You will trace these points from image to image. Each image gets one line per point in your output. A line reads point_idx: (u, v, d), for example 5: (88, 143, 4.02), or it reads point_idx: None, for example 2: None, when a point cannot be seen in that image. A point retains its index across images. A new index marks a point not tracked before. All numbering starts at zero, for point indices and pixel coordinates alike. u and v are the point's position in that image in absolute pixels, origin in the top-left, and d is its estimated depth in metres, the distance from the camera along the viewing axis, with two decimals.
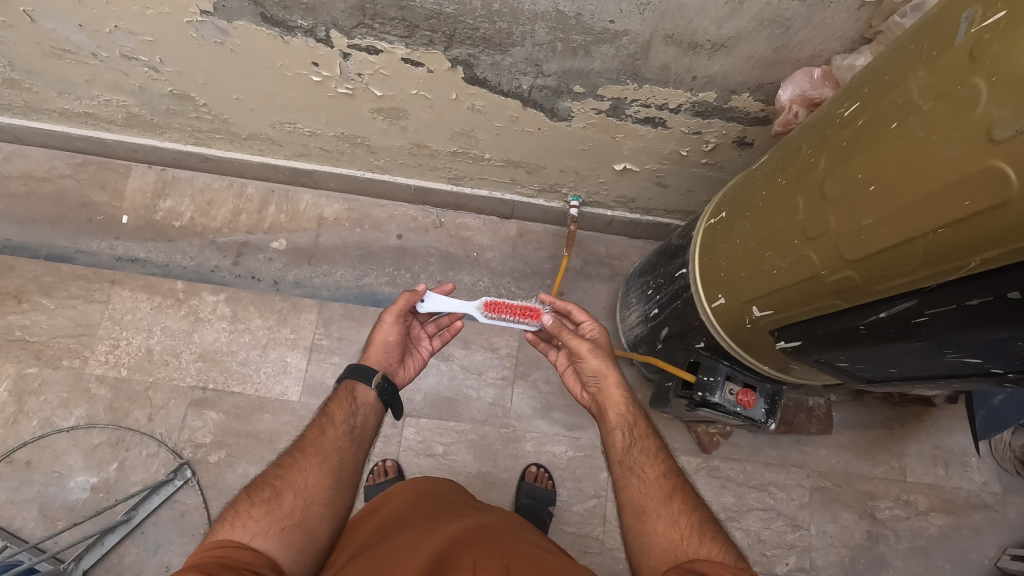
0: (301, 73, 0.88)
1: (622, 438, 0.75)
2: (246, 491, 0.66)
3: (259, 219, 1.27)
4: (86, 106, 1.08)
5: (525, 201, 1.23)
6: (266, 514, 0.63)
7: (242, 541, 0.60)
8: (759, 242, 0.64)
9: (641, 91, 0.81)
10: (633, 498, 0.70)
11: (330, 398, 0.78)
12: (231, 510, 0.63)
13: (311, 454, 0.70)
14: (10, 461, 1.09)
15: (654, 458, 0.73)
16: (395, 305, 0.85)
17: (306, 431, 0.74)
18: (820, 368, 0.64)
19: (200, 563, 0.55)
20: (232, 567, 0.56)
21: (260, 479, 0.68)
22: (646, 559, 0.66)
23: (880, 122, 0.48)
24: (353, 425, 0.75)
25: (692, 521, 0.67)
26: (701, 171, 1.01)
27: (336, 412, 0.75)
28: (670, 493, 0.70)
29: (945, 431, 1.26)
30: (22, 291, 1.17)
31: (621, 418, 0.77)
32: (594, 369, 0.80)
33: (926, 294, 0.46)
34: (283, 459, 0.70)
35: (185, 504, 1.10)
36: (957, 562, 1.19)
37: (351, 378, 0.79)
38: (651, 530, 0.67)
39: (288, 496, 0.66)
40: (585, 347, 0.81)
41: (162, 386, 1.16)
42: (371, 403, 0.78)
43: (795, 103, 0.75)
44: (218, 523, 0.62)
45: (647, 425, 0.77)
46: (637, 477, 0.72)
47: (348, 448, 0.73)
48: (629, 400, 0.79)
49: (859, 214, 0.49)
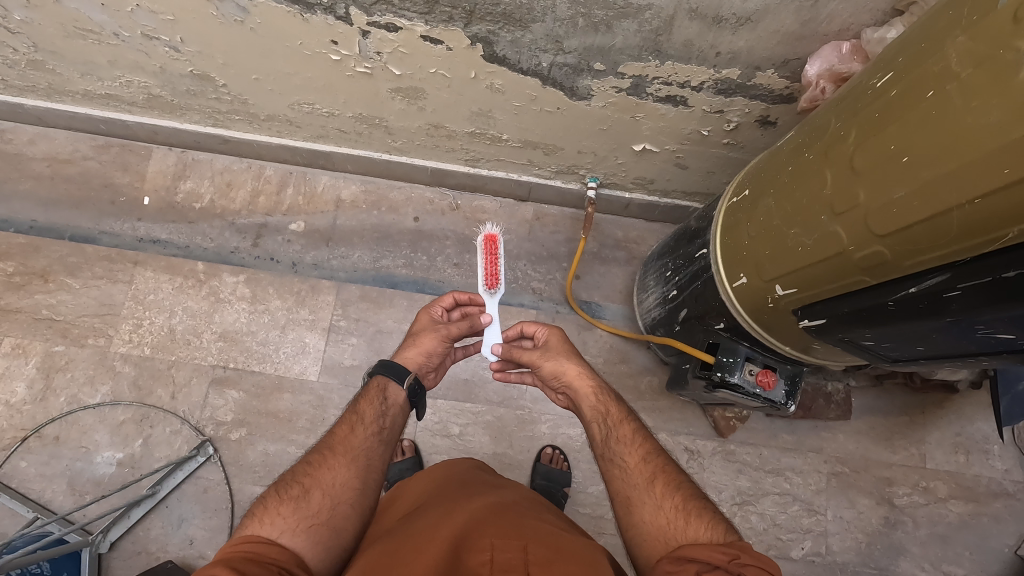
0: (321, 52, 0.88)
1: (600, 430, 0.76)
2: (275, 488, 0.67)
3: (277, 202, 1.28)
4: (108, 87, 1.09)
5: (542, 183, 1.23)
6: (295, 511, 0.64)
7: (270, 538, 0.60)
8: (784, 219, 0.63)
9: (663, 68, 0.80)
10: (620, 489, 0.71)
11: (361, 393, 0.79)
12: (260, 506, 0.64)
13: (340, 452, 0.71)
14: (39, 436, 1.12)
15: (634, 445, 0.74)
16: (453, 327, 0.86)
17: (335, 428, 0.75)
18: (844, 348, 0.63)
19: (228, 558, 0.56)
20: (258, 562, 0.56)
21: (289, 477, 0.69)
22: (639, 548, 0.66)
23: (914, 91, 0.47)
24: (383, 425, 0.75)
25: (676, 503, 0.67)
26: (723, 151, 0.99)
27: (367, 410, 0.76)
28: (652, 477, 0.70)
29: (967, 419, 1.24)
30: (48, 271, 1.20)
31: (594, 411, 0.78)
32: (552, 372, 0.83)
33: (958, 268, 0.45)
34: (312, 456, 0.71)
35: (207, 480, 1.13)
36: (976, 550, 1.18)
37: (384, 375, 0.79)
38: (640, 518, 0.67)
39: (316, 495, 0.66)
40: (537, 357, 0.84)
41: (184, 365, 1.18)
42: (400, 403, 0.79)
43: (822, 78, 0.73)
44: (247, 520, 0.63)
45: (621, 410, 0.78)
46: (618, 467, 0.73)
47: (376, 447, 0.73)
48: (599, 392, 0.80)
49: (890, 187, 0.48)
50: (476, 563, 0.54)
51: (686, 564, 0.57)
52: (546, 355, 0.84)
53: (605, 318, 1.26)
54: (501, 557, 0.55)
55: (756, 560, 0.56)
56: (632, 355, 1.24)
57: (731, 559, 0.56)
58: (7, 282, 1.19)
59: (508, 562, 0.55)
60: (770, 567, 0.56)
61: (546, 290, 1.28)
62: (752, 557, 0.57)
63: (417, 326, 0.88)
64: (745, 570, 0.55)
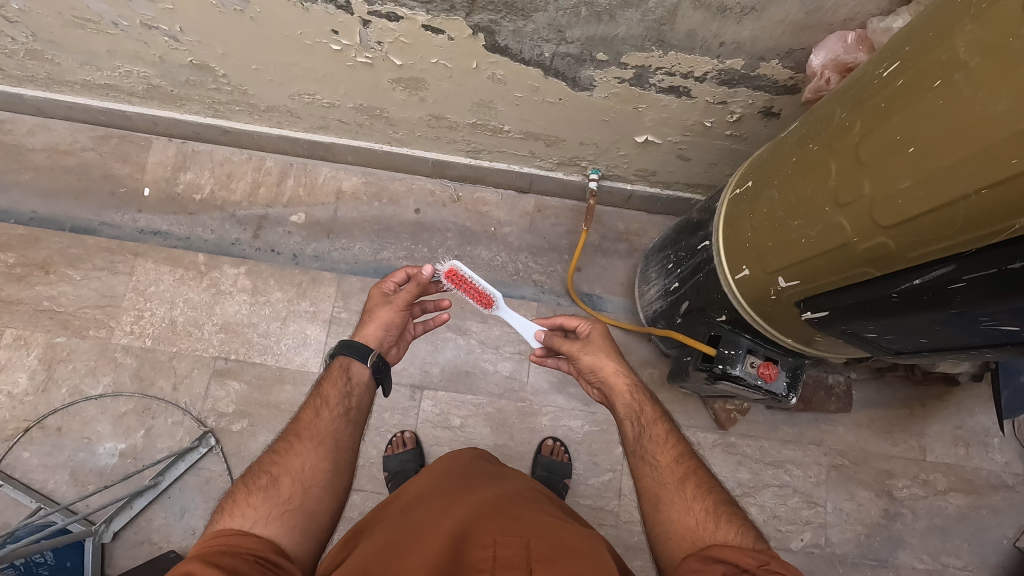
0: (321, 41, 0.87)
1: (631, 427, 0.77)
2: (243, 481, 0.67)
3: (278, 193, 1.27)
4: (107, 77, 1.08)
5: (544, 175, 1.22)
6: (265, 500, 0.64)
7: (243, 528, 0.60)
8: (788, 211, 0.63)
9: (666, 58, 0.79)
10: (648, 487, 0.71)
11: (324, 375, 0.79)
12: (230, 499, 0.64)
13: (306, 437, 0.72)
14: (42, 427, 1.13)
15: (665, 444, 0.74)
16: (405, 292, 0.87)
17: (300, 414, 0.75)
18: (847, 340, 0.63)
19: (202, 553, 0.56)
20: (232, 552, 0.57)
21: (256, 467, 0.69)
22: (663, 546, 0.67)
23: (921, 81, 0.46)
24: (348, 406, 0.76)
25: (706, 505, 0.67)
26: (726, 143, 0.99)
27: (330, 392, 0.76)
28: (682, 478, 0.71)
29: (967, 412, 1.24)
30: (49, 262, 1.20)
31: (628, 408, 0.78)
32: (590, 365, 0.84)
33: (963, 260, 0.45)
34: (279, 446, 0.71)
35: (209, 470, 1.13)
36: (974, 542, 1.19)
37: (345, 355, 0.80)
38: (666, 517, 0.68)
39: (286, 481, 0.67)
40: (577, 348, 0.85)
41: (186, 357, 1.18)
42: (365, 380, 0.80)
43: (826, 69, 0.72)
44: (218, 515, 0.63)
45: (655, 409, 0.78)
46: (648, 465, 0.73)
47: (343, 428, 0.74)
48: (634, 389, 0.80)
49: (896, 178, 0.48)
50: (479, 559, 0.54)
51: (714, 564, 0.58)
52: (588, 349, 0.84)
53: (606, 310, 1.26)
54: (503, 553, 0.55)
55: (786, 567, 0.57)
56: (634, 347, 1.23)
57: (761, 564, 0.57)
58: (8, 273, 1.18)
59: (509, 559, 0.54)
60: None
61: (548, 283, 1.28)
62: (782, 565, 0.57)
63: (371, 303, 0.88)
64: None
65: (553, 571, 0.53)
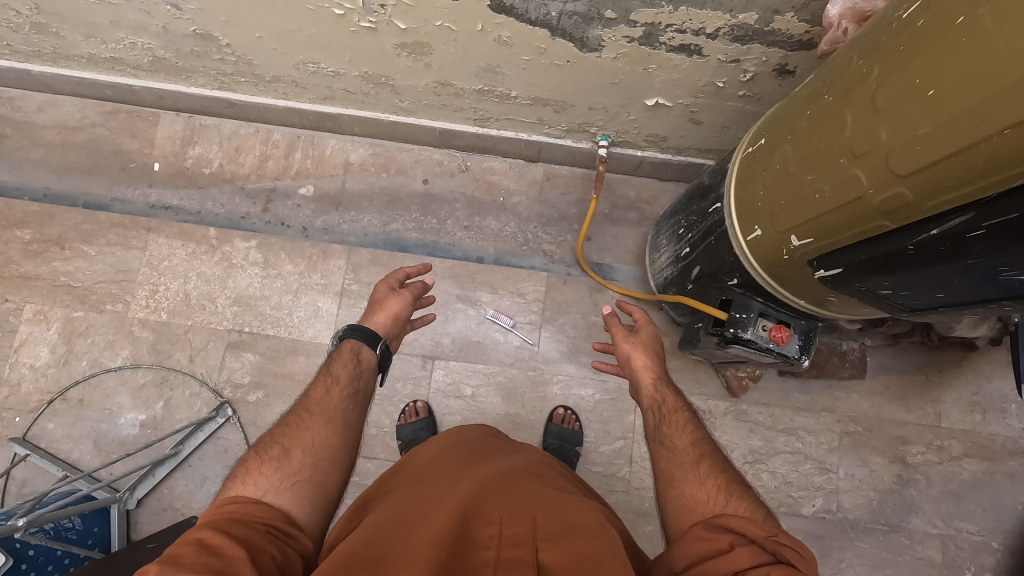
0: (323, 6, 0.86)
1: (652, 416, 0.78)
2: (256, 450, 0.68)
3: (285, 166, 1.27)
4: (112, 50, 1.08)
5: (552, 142, 1.20)
6: (277, 470, 0.65)
7: (254, 496, 0.61)
8: (801, 164, 0.61)
9: (677, 14, 0.77)
10: (664, 466, 0.72)
11: (334, 356, 0.81)
12: (242, 468, 0.65)
13: (317, 413, 0.73)
14: (65, 399, 1.16)
15: (683, 432, 0.75)
16: (414, 288, 0.89)
17: (311, 390, 0.76)
18: (861, 298, 0.62)
19: (215, 520, 0.57)
20: (245, 522, 0.58)
21: (268, 439, 0.70)
22: (674, 517, 0.67)
23: (945, 18, 0.45)
24: (357, 387, 0.77)
25: (719, 482, 0.68)
26: (739, 104, 0.96)
27: (341, 372, 0.78)
28: (697, 459, 0.71)
29: (984, 377, 1.22)
30: (63, 238, 1.21)
31: (650, 399, 0.80)
32: (625, 354, 0.85)
33: (984, 207, 0.44)
34: (290, 418, 0.72)
35: (228, 440, 1.16)
36: (988, 508, 1.18)
37: (355, 339, 0.81)
38: (679, 492, 0.69)
39: (296, 453, 0.68)
40: (620, 334, 0.87)
41: (200, 330, 1.20)
42: (372, 365, 0.82)
43: (844, 18, 0.69)
44: (230, 482, 0.64)
45: (678, 401, 0.79)
46: (665, 448, 0.74)
47: (350, 408, 0.75)
48: (660, 382, 0.82)
49: (917, 121, 0.46)
50: (484, 537, 0.54)
51: (721, 533, 0.59)
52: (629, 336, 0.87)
53: (617, 280, 1.26)
54: (509, 530, 0.55)
55: (794, 541, 0.57)
56: None
57: (770, 535, 0.57)
58: (25, 249, 1.20)
59: (516, 536, 0.54)
60: (806, 552, 0.57)
61: (557, 253, 1.27)
62: (791, 539, 0.57)
63: (377, 293, 0.88)
64: (781, 547, 0.55)
65: (559, 548, 0.54)
